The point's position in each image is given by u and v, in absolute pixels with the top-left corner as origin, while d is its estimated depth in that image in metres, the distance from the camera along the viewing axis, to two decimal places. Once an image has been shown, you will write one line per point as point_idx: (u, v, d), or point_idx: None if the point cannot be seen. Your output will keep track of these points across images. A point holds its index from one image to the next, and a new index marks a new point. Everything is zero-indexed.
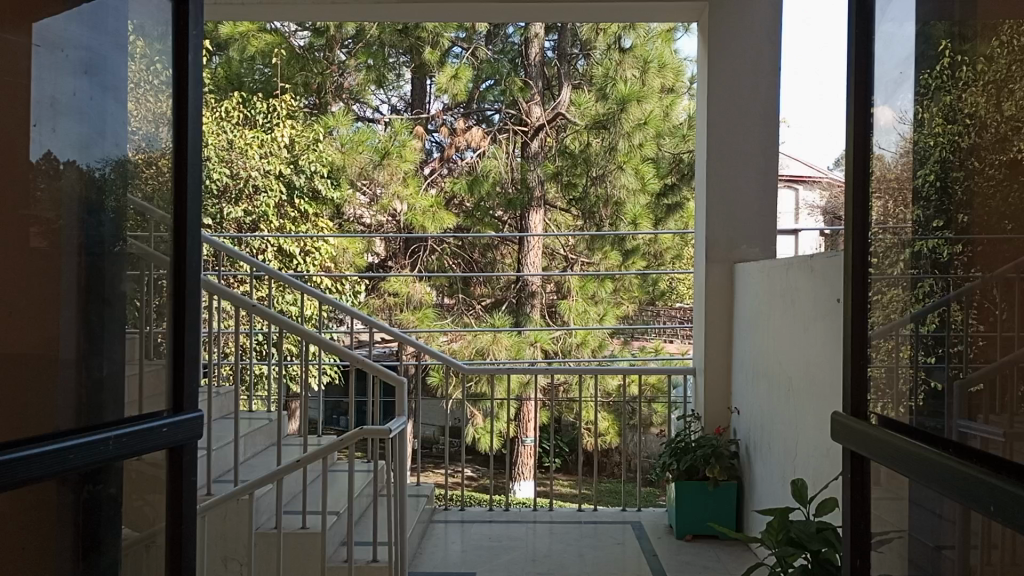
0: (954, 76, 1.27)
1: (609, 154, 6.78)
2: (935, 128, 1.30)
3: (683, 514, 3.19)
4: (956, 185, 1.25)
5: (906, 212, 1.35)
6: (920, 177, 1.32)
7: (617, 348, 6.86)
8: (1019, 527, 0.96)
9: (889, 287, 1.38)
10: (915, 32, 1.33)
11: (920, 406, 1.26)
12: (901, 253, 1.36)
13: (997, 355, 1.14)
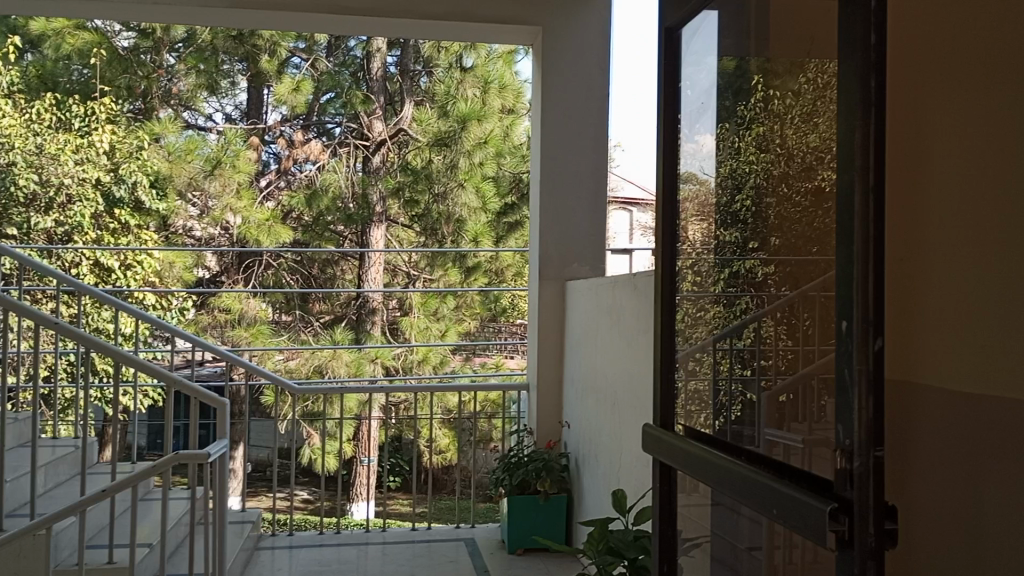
0: (767, 108, 1.32)
1: (451, 171, 6.81)
2: (751, 156, 1.35)
3: (513, 529, 3.24)
4: (769, 210, 1.30)
5: (726, 234, 1.42)
6: (738, 201, 1.39)
7: (458, 364, 6.90)
8: (791, 527, 1.01)
9: (712, 304, 1.47)
10: (735, 65, 1.41)
11: (735, 417, 1.33)
12: (719, 272, 1.45)
13: (802, 367, 1.15)
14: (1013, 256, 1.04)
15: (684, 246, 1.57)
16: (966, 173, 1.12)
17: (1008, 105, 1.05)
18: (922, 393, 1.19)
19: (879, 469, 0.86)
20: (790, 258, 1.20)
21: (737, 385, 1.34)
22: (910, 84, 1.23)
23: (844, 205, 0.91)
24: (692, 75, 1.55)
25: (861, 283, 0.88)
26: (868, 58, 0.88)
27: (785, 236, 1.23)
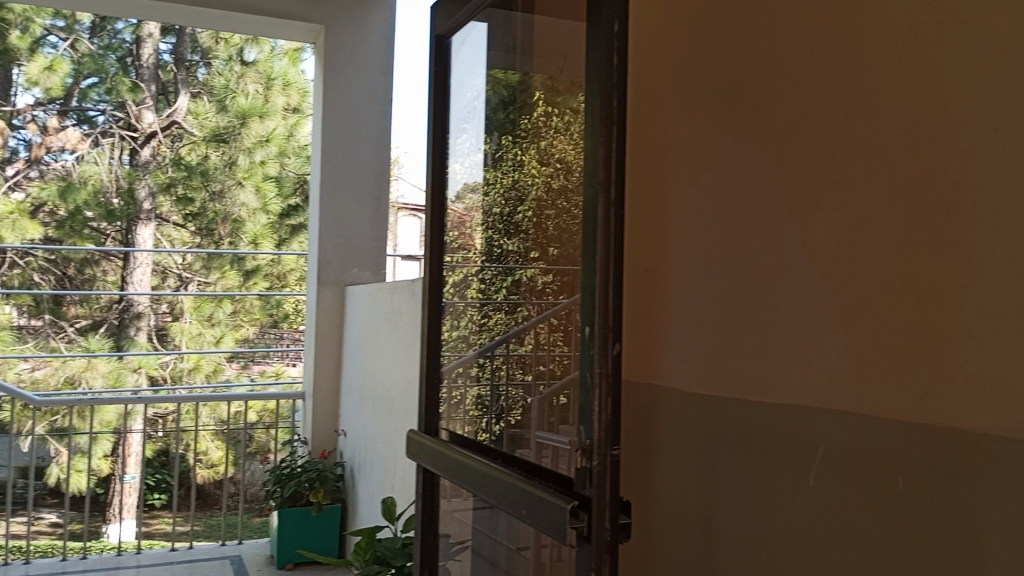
0: (546, 122, 1.35)
1: (229, 169, 6.57)
2: (534, 169, 1.38)
3: (282, 543, 3.11)
4: (548, 221, 1.33)
5: (513, 244, 1.46)
6: (523, 213, 1.43)
7: (234, 373, 6.57)
8: (537, 527, 1.03)
9: (494, 311, 1.50)
10: (518, 79, 1.44)
11: (515, 420, 1.35)
12: (503, 280, 1.49)
13: (573, 370, 1.19)
14: (722, 268, 1.17)
15: (471, 254, 1.59)
16: (683, 193, 1.26)
17: (714, 132, 1.20)
18: (654, 393, 1.31)
19: (616, 466, 0.92)
20: (562, 267, 1.24)
21: (516, 389, 1.37)
22: (648, 111, 1.36)
23: (590, 219, 0.96)
24: (471, 83, 1.57)
25: (602, 292, 0.93)
26: (611, 78, 0.93)
27: (558, 245, 1.28)
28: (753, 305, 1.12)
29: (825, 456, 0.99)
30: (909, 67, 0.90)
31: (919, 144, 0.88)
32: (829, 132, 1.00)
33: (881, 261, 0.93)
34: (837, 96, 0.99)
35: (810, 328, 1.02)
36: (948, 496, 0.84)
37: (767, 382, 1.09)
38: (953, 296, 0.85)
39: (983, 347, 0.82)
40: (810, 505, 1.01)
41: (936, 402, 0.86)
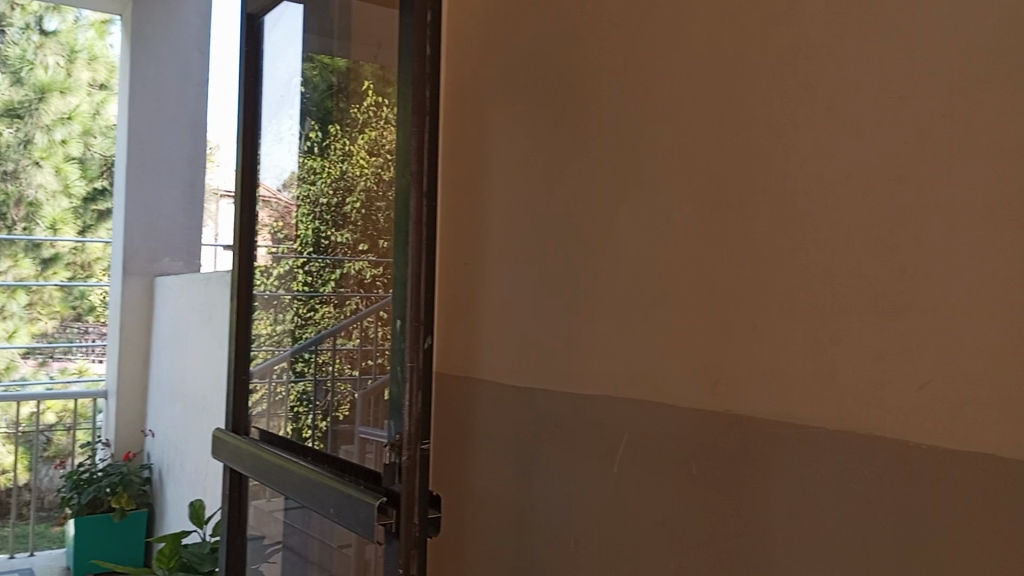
0: (378, 115, 1.27)
1: (24, 148, 5.96)
2: (365, 161, 1.33)
3: (80, 553, 2.88)
4: (379, 214, 1.27)
5: (344, 235, 1.41)
6: (352, 205, 1.39)
7: (30, 371, 6.02)
8: (347, 526, 1.00)
9: (321, 305, 1.46)
10: (344, 65, 1.40)
11: (341, 416, 1.33)
12: (331, 273, 1.45)
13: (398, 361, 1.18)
14: (534, 262, 1.20)
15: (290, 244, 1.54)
16: (500, 186, 1.28)
17: (528, 129, 1.22)
18: (469, 385, 1.33)
19: (425, 460, 0.91)
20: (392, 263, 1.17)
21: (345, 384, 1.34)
22: (467, 104, 1.37)
23: (401, 210, 0.95)
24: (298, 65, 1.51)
25: (414, 284, 0.92)
26: (423, 69, 0.93)
27: (387, 237, 1.25)
28: (563, 300, 1.15)
29: (630, 444, 1.03)
30: (705, 73, 0.95)
31: (713, 147, 0.94)
32: (634, 132, 1.04)
33: (678, 257, 0.98)
34: (642, 98, 1.03)
35: (613, 320, 1.06)
36: (737, 477, 0.89)
37: (576, 373, 1.12)
38: (740, 291, 0.90)
39: (766, 340, 0.88)
40: (614, 491, 1.05)
41: (724, 390, 0.92)
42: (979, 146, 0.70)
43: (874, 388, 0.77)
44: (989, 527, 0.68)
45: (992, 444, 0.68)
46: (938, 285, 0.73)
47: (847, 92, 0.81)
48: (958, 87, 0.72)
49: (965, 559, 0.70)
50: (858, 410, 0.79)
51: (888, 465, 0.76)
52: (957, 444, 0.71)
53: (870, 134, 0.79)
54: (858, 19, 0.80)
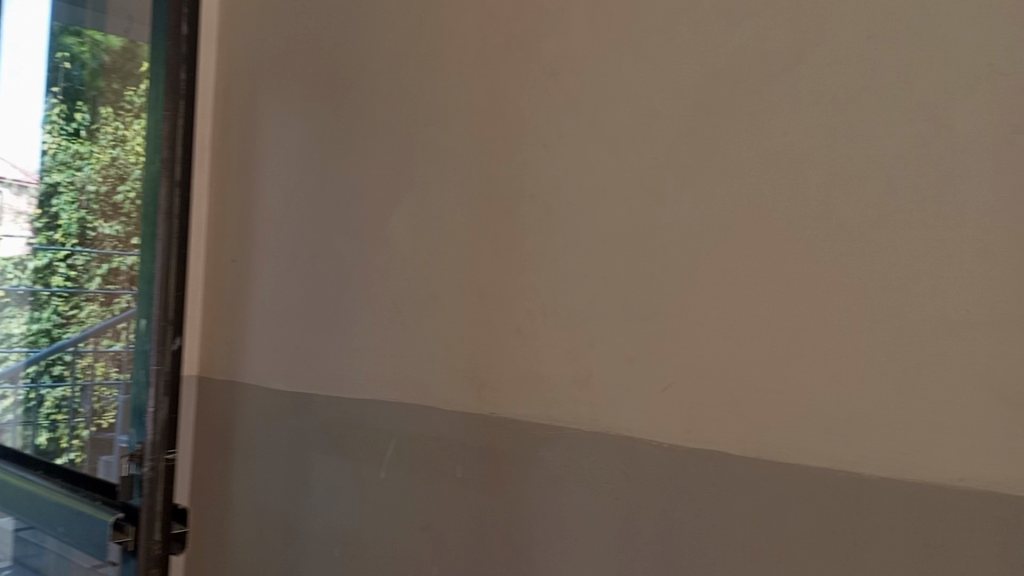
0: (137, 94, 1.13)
1: None
2: (132, 146, 1.14)
3: None
4: (130, 203, 1.16)
5: (115, 220, 1.23)
6: (124, 192, 1.19)
7: None
8: (79, 544, 0.92)
9: (88, 302, 1.30)
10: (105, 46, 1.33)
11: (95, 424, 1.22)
12: (99, 266, 1.29)
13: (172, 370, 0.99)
14: (304, 261, 1.16)
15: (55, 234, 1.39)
16: (270, 181, 1.23)
17: (301, 122, 1.18)
18: (234, 388, 1.26)
19: (169, 472, 0.85)
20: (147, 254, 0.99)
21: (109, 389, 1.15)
22: (239, 93, 1.31)
23: (150, 200, 0.88)
24: (64, 44, 1.39)
25: (161, 281, 0.85)
26: (179, 49, 0.86)
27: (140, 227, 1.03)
28: (332, 300, 1.11)
29: (397, 448, 1.01)
30: (476, 78, 0.96)
31: (483, 152, 0.95)
32: (408, 132, 1.03)
33: (448, 260, 0.97)
34: (415, 99, 1.02)
35: (381, 323, 1.04)
36: (499, 480, 0.91)
37: (343, 375, 1.09)
38: (505, 294, 0.92)
39: (528, 343, 0.89)
40: (380, 497, 1.03)
41: (489, 394, 0.93)
42: (717, 165, 0.76)
43: (623, 390, 0.81)
44: (721, 519, 0.74)
45: (724, 440, 0.74)
46: (680, 292, 0.78)
47: (605, 106, 0.84)
48: (700, 109, 0.77)
49: (700, 549, 0.75)
50: (610, 412, 0.82)
51: (636, 463, 0.80)
52: (695, 443, 0.76)
53: (624, 149, 0.83)
54: (617, 38, 0.84)
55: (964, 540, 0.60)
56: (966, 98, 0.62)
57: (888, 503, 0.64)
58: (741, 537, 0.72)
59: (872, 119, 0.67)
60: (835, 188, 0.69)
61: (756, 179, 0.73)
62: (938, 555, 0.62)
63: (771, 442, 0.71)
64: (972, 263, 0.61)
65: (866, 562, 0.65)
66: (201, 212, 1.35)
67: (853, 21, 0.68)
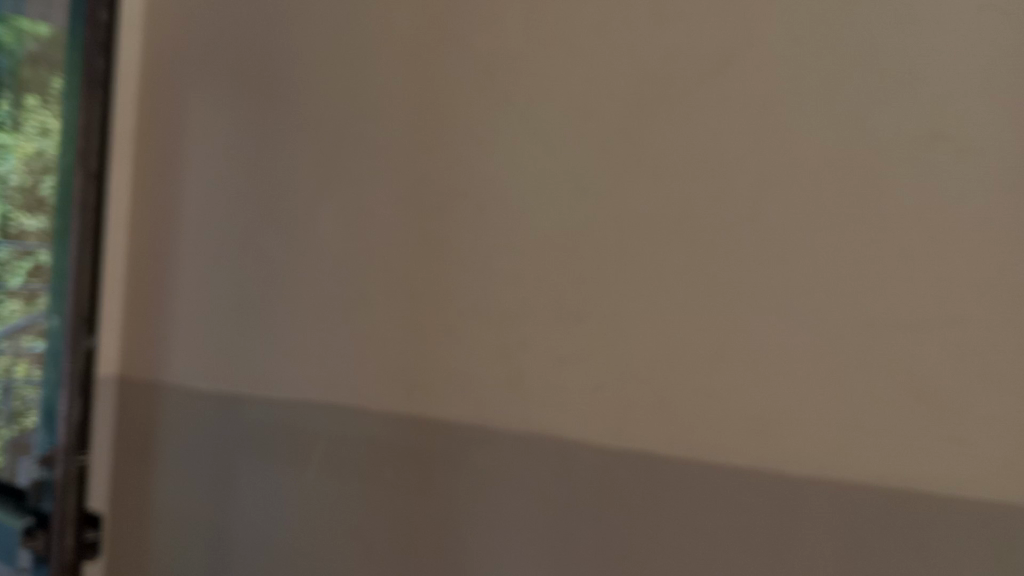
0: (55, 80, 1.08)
1: None
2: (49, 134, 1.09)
3: None
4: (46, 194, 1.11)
5: (35, 211, 1.18)
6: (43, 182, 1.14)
7: None
8: None
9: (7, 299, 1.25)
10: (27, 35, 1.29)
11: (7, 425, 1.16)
12: (19, 262, 1.25)
13: None
14: (231, 257, 1.12)
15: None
16: (196, 174, 1.19)
17: (229, 115, 1.14)
18: (158, 387, 1.22)
19: (82, 476, 0.81)
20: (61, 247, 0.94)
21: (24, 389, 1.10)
22: (165, 84, 1.27)
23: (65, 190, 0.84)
24: None
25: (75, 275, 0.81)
26: (97, 33, 0.82)
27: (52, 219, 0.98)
28: (259, 297, 1.08)
29: (325, 451, 0.99)
30: (408, 72, 0.94)
31: (415, 148, 0.93)
32: (338, 127, 1.01)
33: (379, 258, 0.95)
34: (346, 93, 1.00)
35: (310, 322, 1.02)
36: (428, 484, 0.89)
37: (270, 376, 1.06)
38: (436, 293, 0.90)
39: (458, 343, 0.88)
40: (308, 500, 1.00)
41: (420, 394, 0.91)
42: (649, 165, 0.76)
43: (554, 390, 0.81)
44: (648, 521, 0.74)
45: (654, 441, 0.74)
46: (611, 292, 0.77)
47: (539, 104, 0.84)
48: (633, 109, 0.77)
49: (628, 552, 0.75)
50: (541, 413, 0.82)
51: (565, 465, 0.80)
52: (626, 444, 0.76)
53: (557, 147, 0.82)
54: (551, 35, 0.83)
55: (885, 537, 0.63)
56: (890, 103, 0.64)
57: (812, 503, 0.66)
58: (673, 536, 0.73)
59: (799, 122, 0.68)
60: (763, 189, 0.70)
61: (687, 179, 0.74)
62: (859, 553, 0.64)
63: (697, 442, 0.72)
64: (894, 266, 0.63)
65: (795, 559, 0.66)
66: (122, 205, 1.30)
67: (781, 24, 0.70)
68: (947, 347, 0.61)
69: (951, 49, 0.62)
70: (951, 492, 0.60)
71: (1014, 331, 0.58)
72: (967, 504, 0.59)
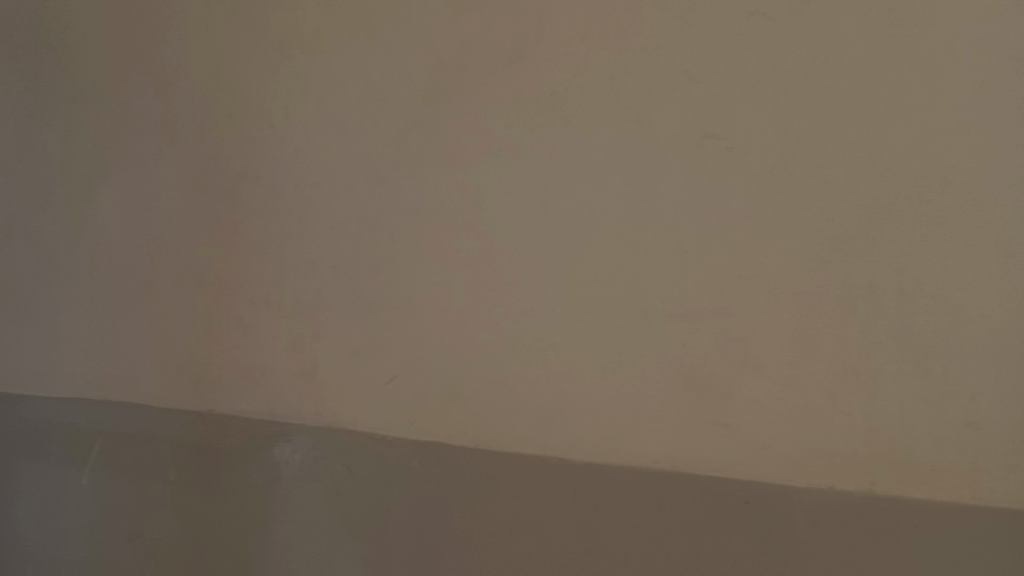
0: None
1: None
2: None
3: None
4: None
5: None
6: None
7: None
8: None
9: None
10: None
11: None
12: None
13: None
14: None
15: None
16: None
17: None
18: None
19: None
20: None
21: None
22: None
23: None
24: None
25: None
26: None
27: None
28: (30, 287, 0.99)
29: (101, 451, 0.92)
30: (193, 47, 0.90)
31: (201, 127, 0.89)
32: (119, 102, 0.94)
33: (162, 244, 0.90)
34: (125, 65, 0.93)
35: (87, 312, 0.95)
36: (212, 486, 0.85)
37: (50, 374, 0.97)
38: (223, 281, 0.87)
39: (252, 335, 0.85)
40: (78, 506, 0.92)
41: (208, 389, 0.87)
42: (445, 154, 0.78)
43: (348, 382, 0.81)
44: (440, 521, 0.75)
45: (445, 432, 0.77)
46: (407, 283, 0.79)
47: (334, 88, 0.83)
48: (428, 98, 0.79)
49: (419, 555, 0.75)
50: (334, 406, 0.81)
51: (358, 461, 0.79)
52: (417, 436, 0.78)
53: (352, 134, 0.82)
54: (347, 18, 0.82)
55: (663, 508, 0.69)
56: (667, 102, 0.71)
57: (597, 495, 0.71)
58: (468, 518, 0.74)
59: (586, 120, 0.74)
60: (552, 183, 0.75)
61: (480, 172, 0.77)
62: (643, 520, 0.69)
63: (492, 433, 0.75)
64: (670, 262, 0.71)
65: (582, 530, 0.71)
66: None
67: (569, 23, 0.75)
68: (715, 334, 0.70)
69: (721, 57, 0.70)
70: (718, 457, 0.69)
71: (770, 320, 0.68)
72: (733, 488, 0.68)
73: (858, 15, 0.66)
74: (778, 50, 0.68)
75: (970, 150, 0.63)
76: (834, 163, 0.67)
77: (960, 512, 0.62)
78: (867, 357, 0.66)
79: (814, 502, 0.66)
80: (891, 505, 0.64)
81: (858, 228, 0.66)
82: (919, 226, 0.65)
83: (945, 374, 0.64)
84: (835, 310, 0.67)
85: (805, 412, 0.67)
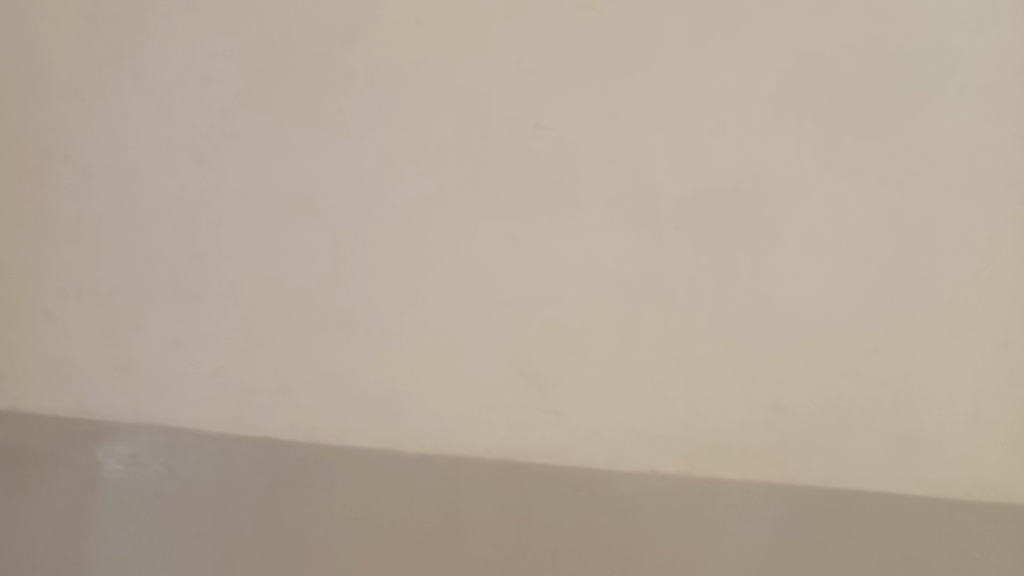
0: None
1: None
2: None
3: None
4: None
5: None
6: None
7: None
8: None
9: None
10: None
11: None
12: None
13: None
14: None
15: None
16: None
17: None
18: None
19: None
20: None
21: None
22: None
23: None
24: None
25: None
26: None
27: None
28: None
29: None
30: None
31: None
32: None
33: None
34: None
35: None
36: None
37: None
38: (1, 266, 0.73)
39: (36, 330, 0.73)
40: None
41: None
42: (274, 136, 0.74)
43: (160, 378, 0.72)
44: (251, 536, 0.68)
45: (274, 427, 0.71)
46: (234, 269, 0.73)
47: (150, 62, 0.76)
48: (257, 77, 0.75)
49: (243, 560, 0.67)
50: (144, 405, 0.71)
51: (180, 459, 0.70)
52: (240, 433, 0.71)
53: (171, 112, 0.75)
54: None
55: (496, 497, 0.68)
56: (501, 91, 0.73)
57: (431, 488, 0.68)
58: (303, 516, 0.68)
59: (422, 107, 0.73)
60: (386, 169, 0.73)
61: (312, 155, 0.74)
62: (478, 510, 0.68)
63: (326, 426, 0.71)
64: (503, 250, 0.72)
65: (418, 524, 0.68)
66: None
67: (404, 8, 0.75)
68: (545, 322, 0.71)
69: (554, 52, 0.73)
70: (547, 445, 0.70)
71: (598, 307, 0.71)
72: (565, 477, 0.68)
73: (677, 26, 0.74)
74: (606, 47, 0.73)
75: (778, 154, 0.72)
76: (658, 160, 0.72)
77: (769, 488, 0.68)
78: (686, 342, 0.71)
79: (638, 485, 0.68)
80: (708, 489, 0.68)
81: (681, 219, 0.72)
82: (732, 219, 0.72)
83: (751, 353, 0.71)
84: (657, 298, 0.71)
85: (631, 396, 0.70)
